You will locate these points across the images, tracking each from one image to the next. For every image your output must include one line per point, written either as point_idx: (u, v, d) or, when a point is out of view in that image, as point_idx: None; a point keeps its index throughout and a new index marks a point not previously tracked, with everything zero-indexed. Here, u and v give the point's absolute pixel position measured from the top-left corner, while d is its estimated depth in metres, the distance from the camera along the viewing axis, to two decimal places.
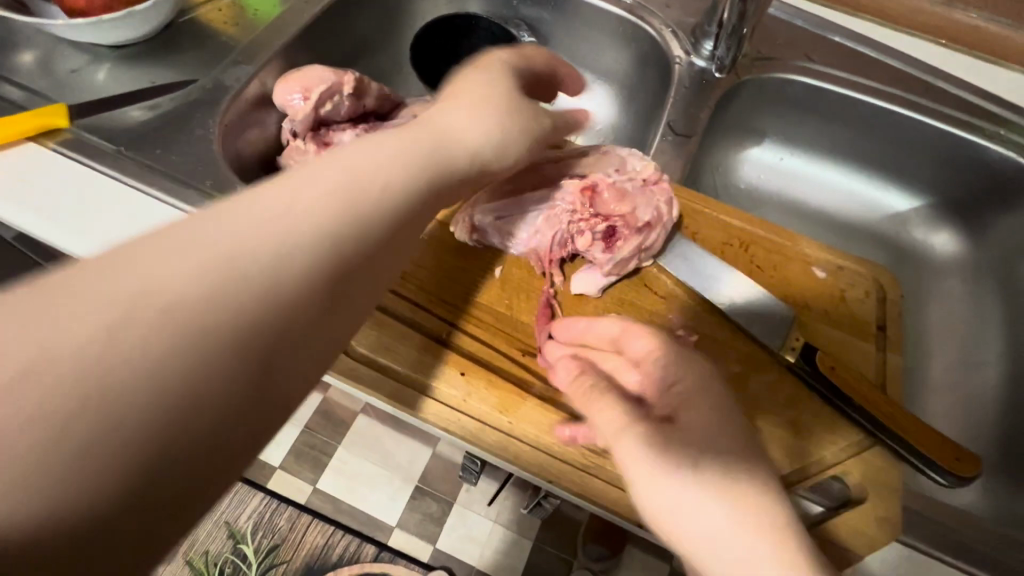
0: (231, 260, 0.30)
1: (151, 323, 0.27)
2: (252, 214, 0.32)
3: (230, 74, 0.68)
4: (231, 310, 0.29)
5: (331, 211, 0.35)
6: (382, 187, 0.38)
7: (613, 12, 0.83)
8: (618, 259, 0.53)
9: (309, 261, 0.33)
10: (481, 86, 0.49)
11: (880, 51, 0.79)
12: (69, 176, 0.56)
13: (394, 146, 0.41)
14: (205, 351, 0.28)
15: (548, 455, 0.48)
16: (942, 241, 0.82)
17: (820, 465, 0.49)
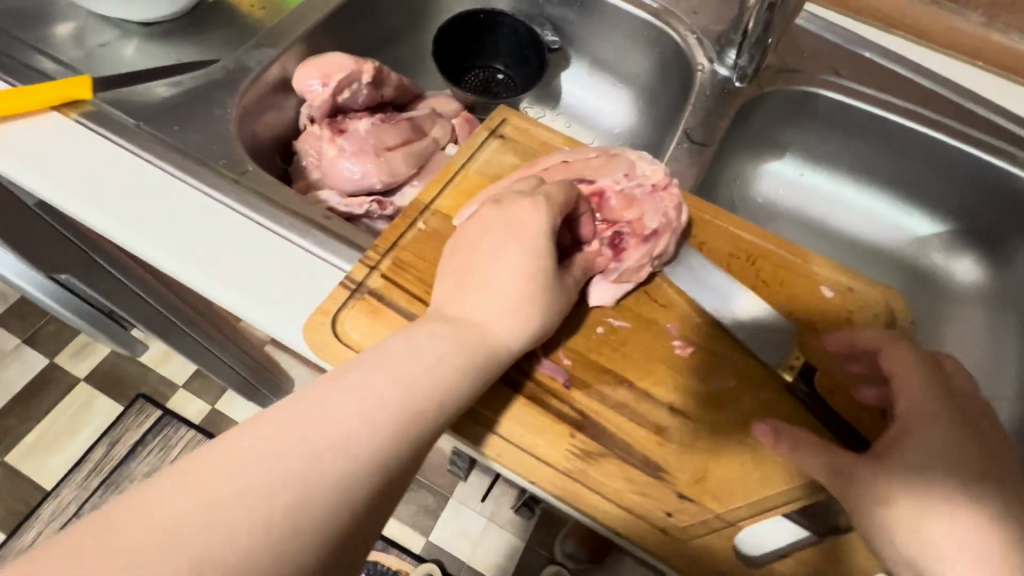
0: (304, 459, 0.34)
1: (283, 480, 0.33)
2: (369, 381, 0.39)
3: (251, 57, 0.69)
4: (337, 471, 0.35)
5: (422, 379, 0.40)
6: (439, 383, 0.40)
7: (639, 15, 0.82)
8: (625, 268, 0.49)
9: (364, 465, 0.36)
10: (512, 269, 0.44)
11: (911, 70, 0.77)
12: (90, 147, 0.57)
13: (480, 306, 0.44)
14: (321, 499, 0.34)
15: (528, 455, 0.44)
16: (962, 269, 0.79)
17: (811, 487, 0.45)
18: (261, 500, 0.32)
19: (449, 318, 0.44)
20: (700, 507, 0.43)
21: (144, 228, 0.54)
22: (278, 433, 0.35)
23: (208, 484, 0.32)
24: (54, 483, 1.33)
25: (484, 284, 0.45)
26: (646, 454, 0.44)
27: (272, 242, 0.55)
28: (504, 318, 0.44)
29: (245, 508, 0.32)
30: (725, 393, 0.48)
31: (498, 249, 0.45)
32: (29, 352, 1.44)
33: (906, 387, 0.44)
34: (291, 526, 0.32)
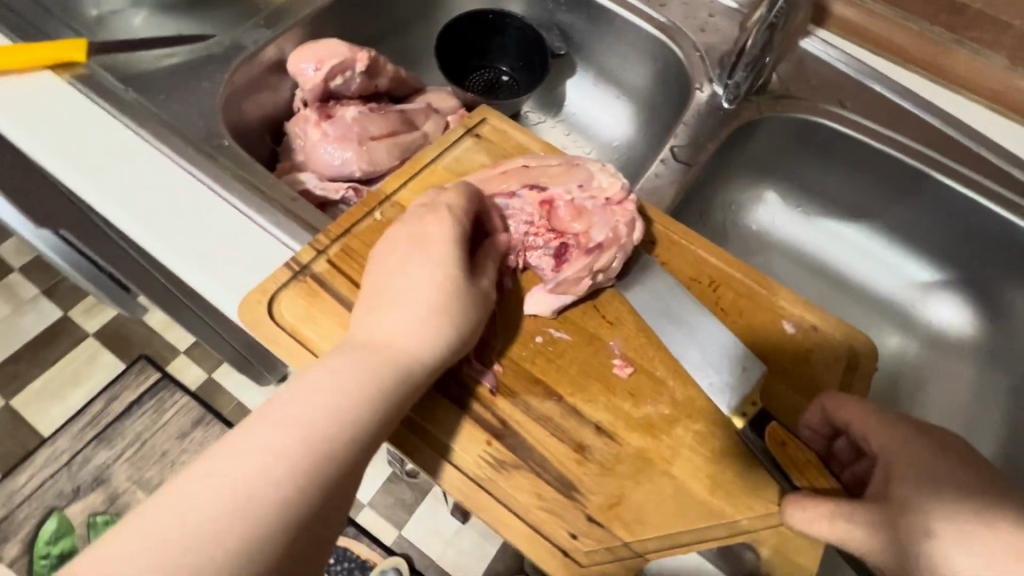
0: (238, 490, 0.34)
1: (214, 515, 0.33)
2: (294, 404, 0.38)
3: (249, 36, 0.70)
4: (268, 499, 0.35)
5: (348, 397, 0.39)
6: (364, 398, 0.40)
7: (646, 28, 0.81)
8: (563, 279, 0.49)
9: (299, 483, 0.36)
10: (419, 278, 0.45)
11: (923, 107, 0.73)
12: (77, 109, 0.59)
13: (390, 316, 0.44)
14: (255, 530, 0.34)
15: (441, 457, 0.43)
16: (948, 316, 0.77)
17: (730, 530, 0.43)
18: (196, 536, 0.33)
19: (369, 328, 0.44)
20: (607, 534, 0.41)
21: (115, 193, 0.55)
22: (209, 469, 0.35)
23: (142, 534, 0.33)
24: (52, 431, 1.37)
25: (391, 295, 0.45)
26: (561, 472, 0.43)
27: (232, 218, 0.55)
28: (419, 326, 0.44)
29: (179, 547, 0.32)
30: (657, 419, 0.46)
31: (402, 260, 0.46)
32: (46, 302, 1.49)
33: (872, 432, 0.42)
34: (231, 557, 0.33)
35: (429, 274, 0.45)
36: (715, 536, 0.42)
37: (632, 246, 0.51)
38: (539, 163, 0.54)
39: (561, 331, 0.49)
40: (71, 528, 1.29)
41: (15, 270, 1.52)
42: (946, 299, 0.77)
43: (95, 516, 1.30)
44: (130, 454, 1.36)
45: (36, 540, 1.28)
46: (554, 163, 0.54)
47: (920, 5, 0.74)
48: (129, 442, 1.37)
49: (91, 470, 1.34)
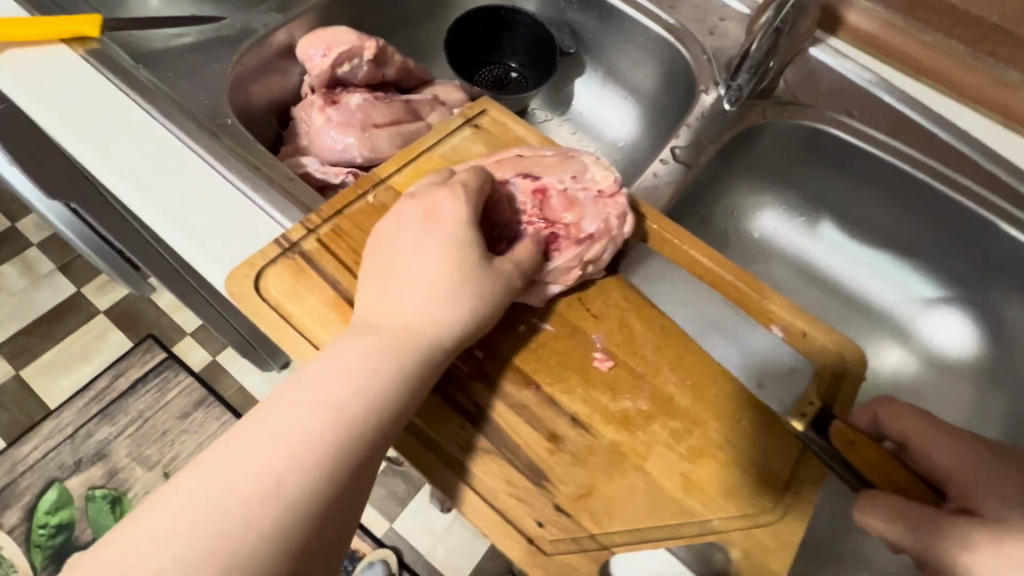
0: (253, 480, 0.35)
1: (240, 493, 0.35)
2: (309, 384, 0.39)
3: (259, 20, 0.72)
4: (290, 476, 0.36)
5: (361, 375, 0.40)
6: (376, 374, 0.40)
7: (655, 29, 0.80)
8: (550, 269, 0.49)
9: (312, 472, 0.36)
10: (429, 259, 0.45)
11: (932, 120, 0.72)
12: (88, 82, 0.61)
13: (401, 295, 0.44)
14: (280, 504, 0.35)
15: (414, 437, 0.44)
16: (949, 336, 0.76)
17: (701, 529, 0.42)
18: (226, 512, 0.34)
19: (377, 313, 0.44)
20: (574, 524, 0.41)
21: (116, 164, 0.56)
22: (223, 463, 0.36)
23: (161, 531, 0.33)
24: (58, 404, 1.37)
25: (402, 275, 0.45)
26: (533, 460, 0.43)
27: (230, 194, 0.56)
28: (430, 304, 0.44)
29: (211, 523, 0.33)
30: (634, 414, 0.46)
31: (413, 241, 0.46)
32: (62, 279, 1.49)
33: (930, 438, 0.45)
34: (251, 548, 0.33)
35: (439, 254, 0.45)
36: (684, 534, 0.42)
37: (622, 240, 0.52)
38: (534, 153, 0.54)
39: (544, 321, 0.49)
40: (69, 501, 1.28)
41: (33, 245, 1.52)
42: (948, 317, 0.76)
43: (93, 491, 1.29)
44: (131, 432, 1.34)
45: (35, 510, 1.27)
46: (549, 154, 0.54)
47: (933, 16, 0.73)
48: (131, 419, 1.36)
49: (92, 444, 1.33)
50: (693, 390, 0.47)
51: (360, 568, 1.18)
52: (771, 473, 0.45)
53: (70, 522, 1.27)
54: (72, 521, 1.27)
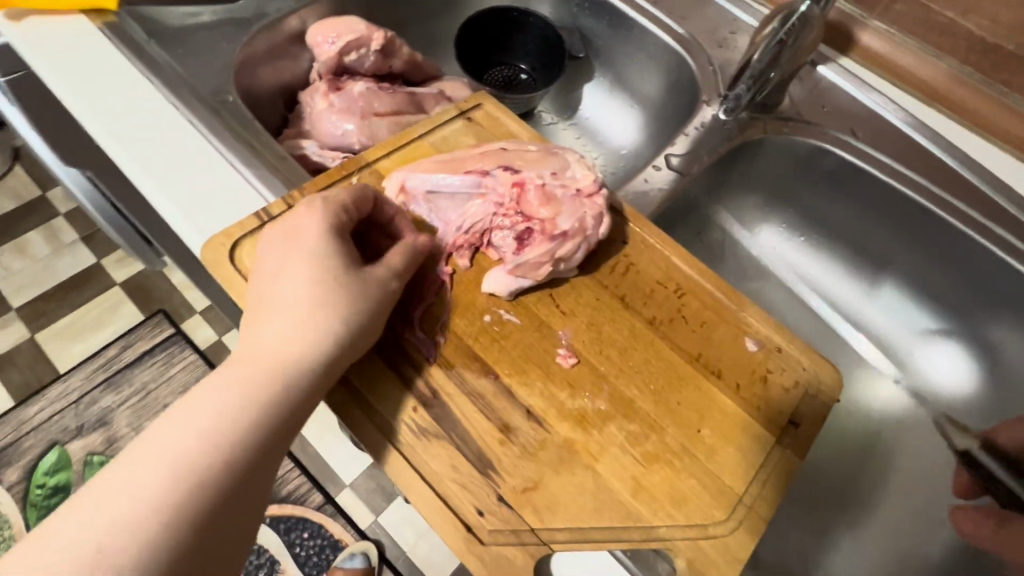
0: (139, 502, 0.35)
1: (134, 509, 0.35)
2: (197, 400, 0.39)
3: (273, 5, 0.74)
4: (187, 485, 0.36)
5: (249, 384, 0.40)
6: (262, 384, 0.41)
7: (663, 38, 0.80)
8: (523, 260, 0.49)
9: (211, 479, 0.37)
10: (296, 279, 0.44)
11: (942, 146, 0.70)
12: (102, 50, 0.63)
13: (271, 314, 0.44)
14: (178, 516, 0.36)
15: (365, 415, 0.44)
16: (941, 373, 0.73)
17: (645, 535, 0.41)
18: (120, 530, 0.34)
19: (254, 329, 0.43)
20: (515, 516, 0.41)
21: (116, 127, 0.58)
22: (119, 481, 0.36)
23: (53, 556, 0.33)
24: (67, 368, 1.38)
25: (273, 295, 0.44)
26: (482, 449, 0.43)
27: (217, 165, 0.57)
28: (296, 323, 0.43)
29: (105, 541, 0.34)
30: (591, 413, 0.45)
31: (279, 263, 0.45)
32: (85, 249, 1.53)
33: None
34: (156, 556, 0.34)
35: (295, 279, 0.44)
36: (628, 538, 0.41)
37: (597, 240, 0.52)
38: (517, 149, 0.55)
39: (511, 314, 0.49)
40: (68, 464, 1.28)
41: (60, 215, 1.56)
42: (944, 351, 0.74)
43: (91, 456, 1.29)
44: (134, 402, 1.36)
45: (34, 470, 1.28)
46: (532, 150, 0.55)
47: (947, 41, 0.71)
48: (135, 389, 1.37)
49: (95, 411, 1.34)
50: (653, 394, 0.47)
51: (341, 557, 1.17)
52: (725, 486, 0.44)
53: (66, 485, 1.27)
54: (68, 484, 1.27)
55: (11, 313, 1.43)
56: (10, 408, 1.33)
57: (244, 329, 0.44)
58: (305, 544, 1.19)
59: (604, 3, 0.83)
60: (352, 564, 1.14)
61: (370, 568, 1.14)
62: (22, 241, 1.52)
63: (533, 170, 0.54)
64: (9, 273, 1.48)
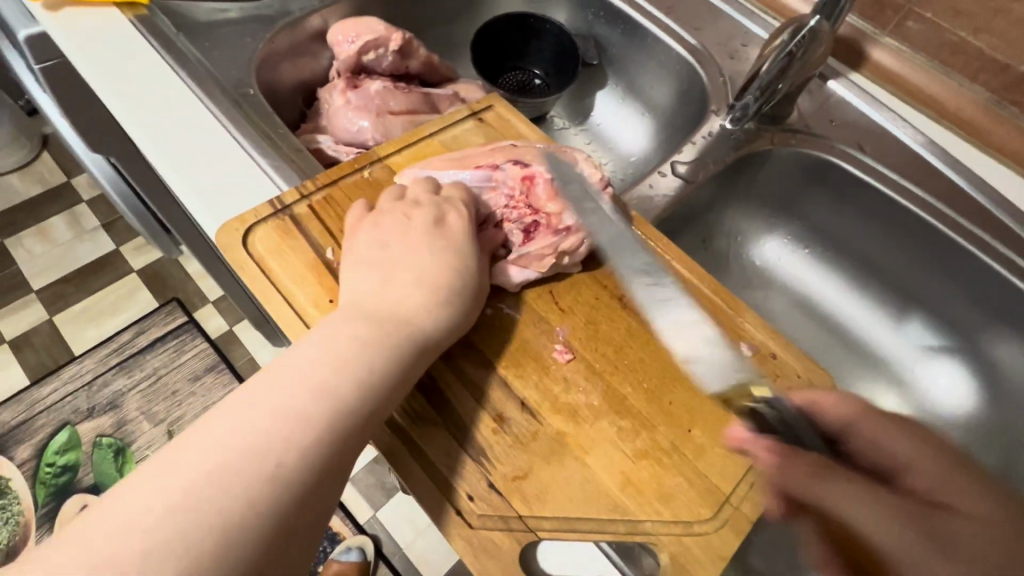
0: (246, 447, 0.34)
1: (243, 451, 0.34)
2: (309, 352, 0.40)
3: (296, 4, 0.76)
4: (293, 436, 0.36)
5: (360, 343, 0.41)
6: (383, 346, 0.42)
7: (676, 49, 0.82)
8: (525, 253, 0.51)
9: (315, 432, 0.37)
10: (432, 259, 0.48)
11: (949, 164, 0.70)
12: (132, 42, 0.66)
13: (393, 286, 0.46)
14: (283, 465, 0.35)
15: None
16: (719, 369, 0.47)
17: (631, 528, 0.42)
18: (227, 471, 0.33)
19: (354, 314, 0.44)
20: (503, 504, 0.42)
21: (142, 116, 0.60)
22: (164, 477, 0.33)
23: (143, 505, 0.31)
24: (82, 351, 1.42)
25: (396, 269, 0.47)
26: (477, 437, 0.45)
27: (236, 155, 0.59)
28: (421, 299, 0.46)
29: (213, 480, 0.33)
30: (583, 408, 0.46)
31: (411, 242, 0.48)
32: (105, 236, 1.57)
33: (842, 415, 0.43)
34: (197, 572, 0.30)
35: (432, 260, 0.48)
36: (613, 530, 0.42)
37: (601, 236, 0.53)
38: (525, 147, 0.57)
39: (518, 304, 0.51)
40: (78, 445, 1.31)
41: (83, 202, 1.61)
42: (696, 323, 0.50)
43: (101, 438, 1.32)
44: (144, 386, 1.39)
45: (45, 448, 1.31)
46: (540, 149, 0.56)
47: (959, 60, 0.71)
48: (147, 374, 1.40)
49: (106, 394, 1.37)
50: (648, 393, 0.48)
51: (337, 550, 1.18)
52: (713, 487, 0.44)
53: (74, 465, 1.30)
54: (77, 464, 1.30)
55: (31, 294, 1.47)
56: (25, 386, 1.37)
57: (353, 294, 0.46)
58: None
59: (619, 13, 0.85)
60: (348, 558, 1.16)
61: (365, 563, 1.16)
62: (45, 225, 1.56)
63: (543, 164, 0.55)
64: (31, 256, 1.52)
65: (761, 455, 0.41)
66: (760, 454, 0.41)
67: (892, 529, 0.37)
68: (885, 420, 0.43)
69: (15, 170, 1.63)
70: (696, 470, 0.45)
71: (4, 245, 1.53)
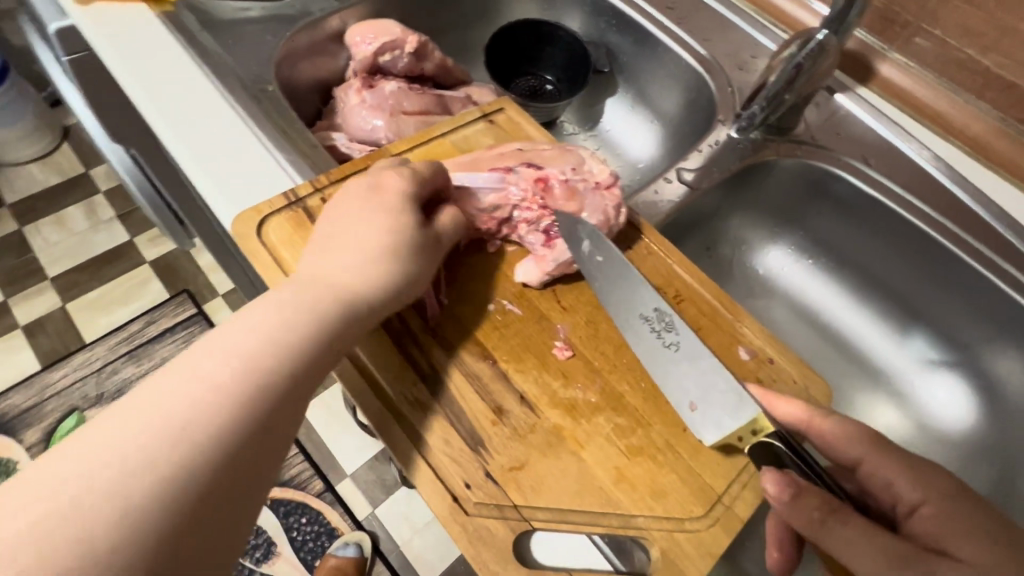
0: (180, 413, 0.35)
1: (178, 417, 0.35)
2: (250, 324, 0.41)
3: (317, 5, 0.78)
4: (228, 404, 0.37)
5: (298, 315, 0.43)
6: (313, 310, 0.43)
7: (686, 59, 0.83)
8: (555, 255, 0.52)
9: (251, 400, 0.38)
10: (371, 227, 0.48)
11: (954, 179, 0.71)
12: (157, 37, 0.69)
13: (335, 256, 0.47)
14: (217, 432, 0.36)
15: (370, 389, 0.47)
16: (718, 420, 0.45)
17: (624, 522, 0.43)
18: (159, 437, 0.34)
19: (297, 283, 0.45)
20: (499, 492, 0.43)
21: (164, 108, 0.62)
22: (92, 446, 0.33)
23: (71, 470, 0.32)
24: (93, 339, 1.44)
25: (337, 241, 0.48)
26: (476, 427, 0.46)
27: (253, 148, 0.61)
28: (358, 266, 0.46)
29: (143, 446, 0.34)
30: (581, 404, 0.47)
31: (353, 211, 0.49)
32: (120, 226, 1.60)
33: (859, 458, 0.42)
34: (122, 531, 0.31)
35: (370, 227, 0.48)
36: (606, 523, 0.43)
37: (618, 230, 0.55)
38: (535, 149, 0.58)
39: (536, 306, 0.52)
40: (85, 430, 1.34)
41: (101, 192, 1.64)
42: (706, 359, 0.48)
43: None
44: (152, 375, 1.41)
45: (53, 432, 1.34)
46: (549, 152, 0.58)
47: (966, 77, 0.72)
48: (154, 362, 1.42)
49: (114, 381, 1.39)
50: (644, 392, 0.49)
51: (335, 545, 1.19)
52: (704, 484, 0.45)
53: None
54: None
55: (47, 282, 1.51)
56: (37, 371, 1.40)
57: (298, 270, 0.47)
58: (303, 530, 1.22)
59: (631, 22, 0.87)
60: (345, 553, 1.17)
61: (362, 559, 1.16)
62: (63, 215, 1.60)
63: (554, 165, 0.57)
64: (48, 244, 1.56)
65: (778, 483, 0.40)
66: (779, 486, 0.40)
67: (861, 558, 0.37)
68: (884, 454, 0.41)
69: (36, 159, 1.66)
70: (684, 466, 0.46)
71: (22, 232, 1.56)
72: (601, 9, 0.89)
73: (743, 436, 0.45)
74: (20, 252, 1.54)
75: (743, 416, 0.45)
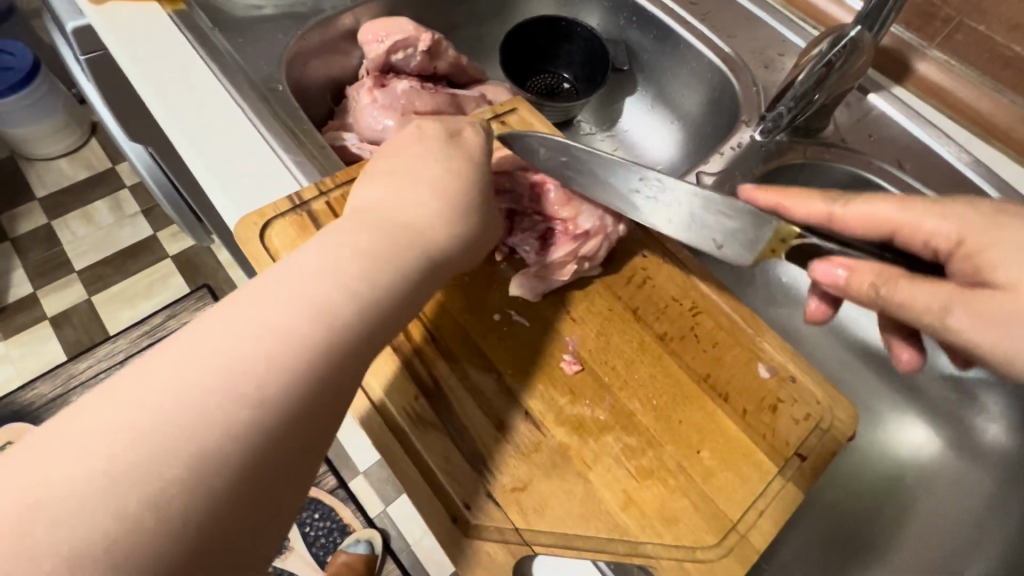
0: (223, 386, 0.32)
1: (221, 391, 0.32)
2: (301, 283, 0.37)
3: (329, 2, 0.77)
4: (274, 381, 0.33)
5: (350, 280, 0.39)
6: (359, 261, 0.40)
7: (708, 55, 0.79)
8: (547, 262, 0.50)
9: (299, 378, 0.34)
10: (429, 170, 0.48)
11: (995, 185, 0.66)
12: (170, 36, 0.68)
13: (392, 198, 0.46)
14: (264, 411, 0.33)
15: (370, 404, 0.46)
16: (745, 238, 0.48)
17: (631, 549, 0.41)
18: (199, 412, 0.31)
19: (355, 226, 0.43)
20: (501, 514, 0.42)
21: (174, 106, 0.62)
22: (130, 413, 0.30)
23: (110, 438, 0.29)
24: (116, 331, 1.47)
25: (395, 184, 0.47)
26: (476, 444, 0.44)
27: (261, 149, 0.60)
28: (413, 211, 0.45)
29: (183, 421, 0.31)
30: (589, 421, 0.45)
31: (408, 156, 0.49)
32: (143, 221, 1.62)
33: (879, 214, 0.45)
34: (164, 508, 0.29)
35: (425, 167, 0.48)
36: (612, 550, 0.41)
37: (618, 236, 0.52)
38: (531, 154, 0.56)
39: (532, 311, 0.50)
40: None
41: (126, 187, 1.67)
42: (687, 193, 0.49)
43: None
44: None
45: None
46: None
47: (1011, 75, 0.67)
48: None
49: None
50: (657, 411, 0.46)
51: (347, 541, 1.19)
52: (721, 511, 0.43)
53: None
54: None
55: (72, 275, 1.54)
56: (63, 361, 1.43)
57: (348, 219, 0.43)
58: (316, 525, 1.22)
59: (652, 18, 0.84)
60: (355, 549, 1.17)
61: (373, 556, 1.16)
62: (89, 209, 1.63)
63: None
64: (75, 237, 1.59)
65: (862, 271, 0.43)
66: (866, 271, 0.42)
67: (998, 328, 0.36)
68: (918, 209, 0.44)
69: (65, 155, 1.70)
70: (705, 488, 0.44)
71: (52, 226, 1.60)
72: (621, 5, 0.86)
73: (775, 247, 0.48)
74: (49, 244, 1.58)
75: (766, 228, 0.47)
